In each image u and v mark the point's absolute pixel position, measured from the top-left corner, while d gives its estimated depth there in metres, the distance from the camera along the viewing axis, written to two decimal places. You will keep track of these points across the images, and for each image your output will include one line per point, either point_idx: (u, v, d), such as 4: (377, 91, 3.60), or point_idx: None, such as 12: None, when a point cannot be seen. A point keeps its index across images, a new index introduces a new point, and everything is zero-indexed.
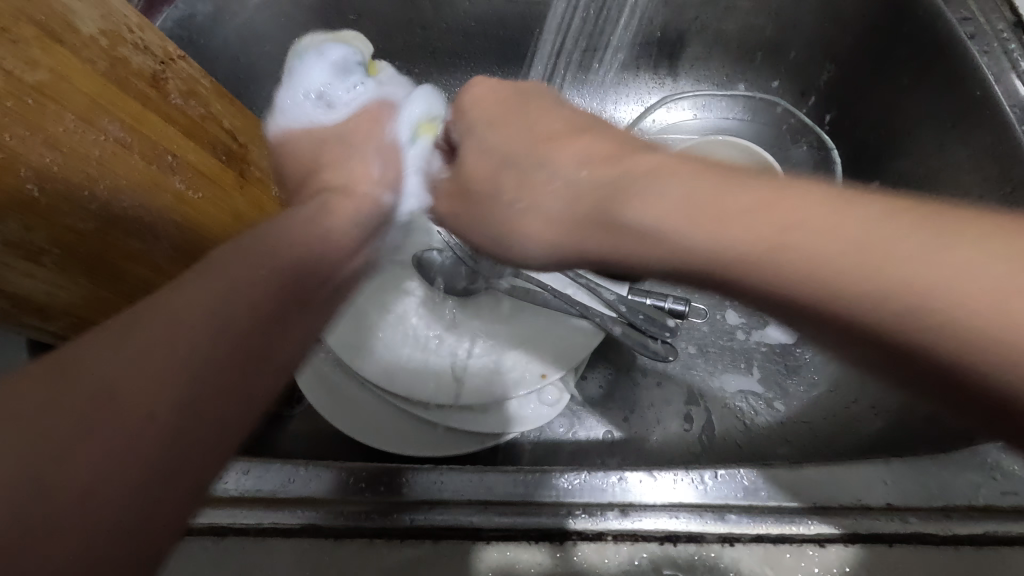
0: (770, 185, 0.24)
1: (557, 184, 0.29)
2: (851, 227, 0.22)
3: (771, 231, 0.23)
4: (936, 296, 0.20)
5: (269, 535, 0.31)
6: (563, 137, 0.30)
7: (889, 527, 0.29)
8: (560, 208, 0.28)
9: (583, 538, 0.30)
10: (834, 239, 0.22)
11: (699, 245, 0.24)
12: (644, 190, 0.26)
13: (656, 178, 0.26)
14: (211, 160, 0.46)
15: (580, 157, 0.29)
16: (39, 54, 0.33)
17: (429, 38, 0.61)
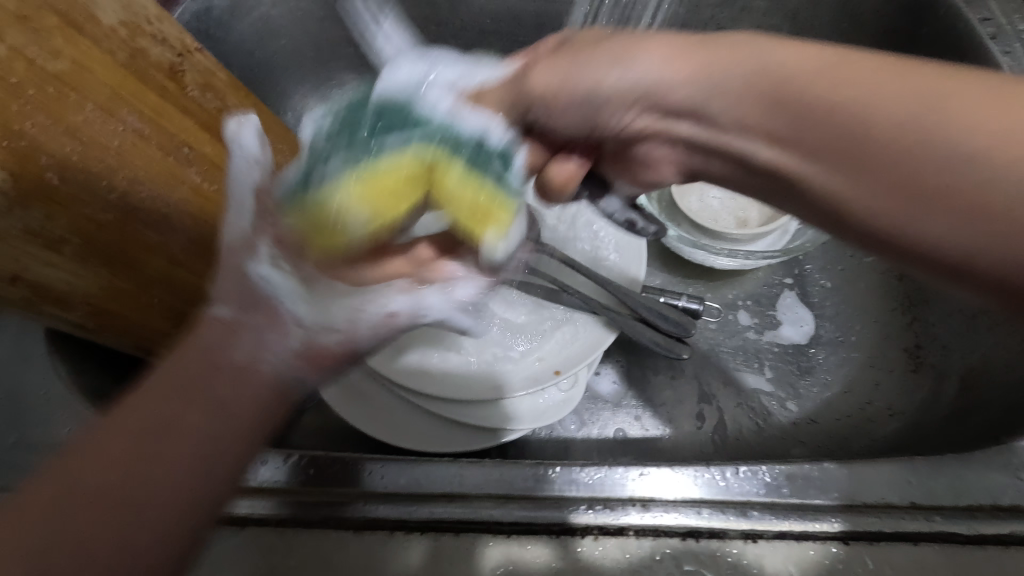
0: (902, 63, 0.26)
1: (668, 60, 0.31)
2: (970, 98, 0.24)
3: (904, 115, 0.25)
4: (963, 146, 0.24)
5: (290, 526, 0.31)
6: (667, 40, 0.31)
7: (912, 525, 0.29)
8: (741, 70, 0.28)
9: (604, 532, 0.30)
10: (969, 125, 0.23)
11: (861, 117, 0.25)
12: (754, 45, 0.28)
13: (849, 85, 0.26)
14: (226, 153, 0.47)
15: (659, 53, 0.31)
16: (61, 43, 0.33)
17: (444, 35, 0.61)
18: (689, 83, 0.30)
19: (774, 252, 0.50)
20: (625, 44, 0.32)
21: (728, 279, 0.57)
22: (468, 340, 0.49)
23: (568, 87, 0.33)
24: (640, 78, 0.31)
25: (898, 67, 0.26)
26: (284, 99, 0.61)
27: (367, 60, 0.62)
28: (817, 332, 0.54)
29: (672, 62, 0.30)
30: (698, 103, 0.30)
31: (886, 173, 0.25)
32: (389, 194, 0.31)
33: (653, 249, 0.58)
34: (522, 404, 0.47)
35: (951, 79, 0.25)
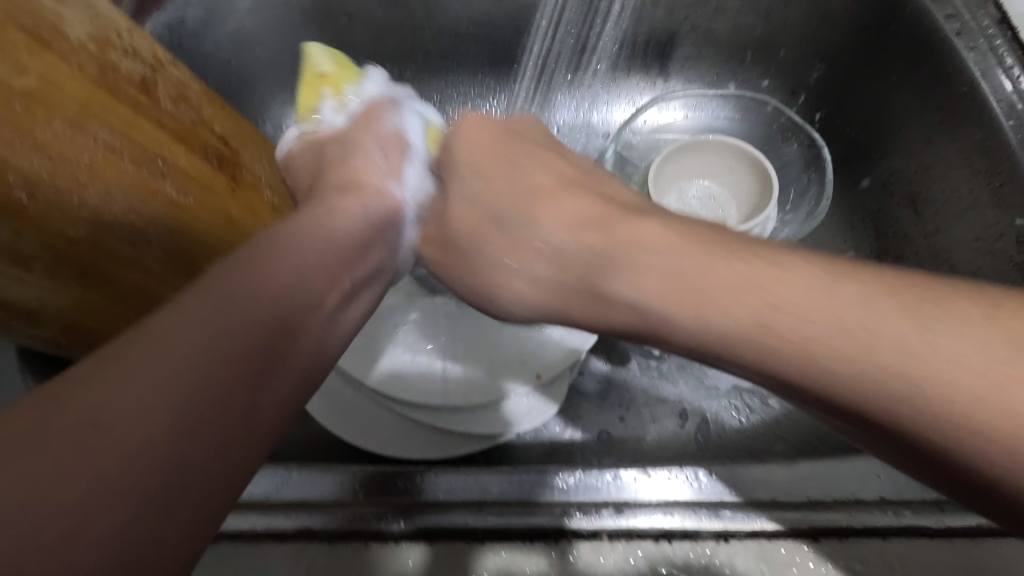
0: (713, 246, 0.27)
1: (573, 232, 0.30)
2: (849, 304, 0.23)
3: (688, 291, 0.26)
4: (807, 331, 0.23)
5: (264, 539, 0.31)
6: (558, 190, 0.32)
7: (882, 520, 0.29)
8: (570, 265, 0.30)
9: (578, 536, 0.30)
10: (835, 313, 0.23)
11: (687, 322, 0.26)
12: (634, 262, 0.28)
13: (648, 248, 0.28)
14: (203, 164, 0.46)
15: (564, 219, 0.31)
16: (27, 60, 0.33)
17: (420, 41, 0.61)
18: (544, 263, 0.31)
19: None
20: (541, 191, 0.32)
21: None
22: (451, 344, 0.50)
23: (452, 224, 0.35)
24: (544, 244, 0.31)
25: (688, 231, 0.28)
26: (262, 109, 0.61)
27: None
28: None
29: (518, 259, 0.32)
30: (604, 257, 0.29)
31: (695, 324, 0.26)
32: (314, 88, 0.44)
33: None
34: (506, 407, 0.47)
35: (763, 258, 0.26)
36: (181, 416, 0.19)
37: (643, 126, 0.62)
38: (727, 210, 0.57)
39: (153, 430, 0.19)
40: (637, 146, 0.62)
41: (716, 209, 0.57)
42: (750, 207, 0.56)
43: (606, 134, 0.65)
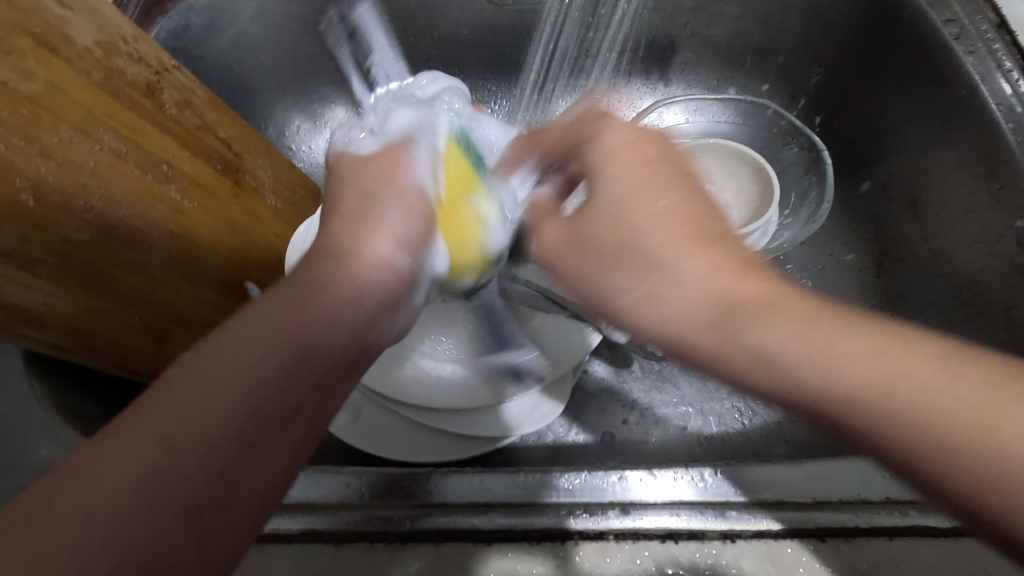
0: (891, 339, 0.22)
1: (788, 338, 0.24)
2: (964, 384, 0.21)
3: (870, 372, 0.22)
4: (915, 414, 0.21)
5: (267, 541, 0.30)
6: (695, 234, 0.28)
7: (888, 520, 0.29)
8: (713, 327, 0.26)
9: (584, 537, 0.30)
10: (957, 394, 0.21)
11: (829, 386, 0.22)
12: (767, 324, 0.24)
13: (768, 318, 0.24)
14: (207, 169, 0.47)
15: (702, 264, 0.27)
16: (34, 65, 0.33)
17: (422, 47, 0.62)
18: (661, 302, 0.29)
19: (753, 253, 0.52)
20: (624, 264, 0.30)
21: None
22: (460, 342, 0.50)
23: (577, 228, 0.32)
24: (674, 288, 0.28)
25: (809, 304, 0.24)
26: (265, 114, 0.62)
27: None
28: None
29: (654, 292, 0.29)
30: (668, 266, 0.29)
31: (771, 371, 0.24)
32: None
33: None
34: (513, 409, 0.47)
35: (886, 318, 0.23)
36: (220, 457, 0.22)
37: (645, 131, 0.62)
38: None
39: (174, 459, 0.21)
40: None
41: None
42: None
43: None
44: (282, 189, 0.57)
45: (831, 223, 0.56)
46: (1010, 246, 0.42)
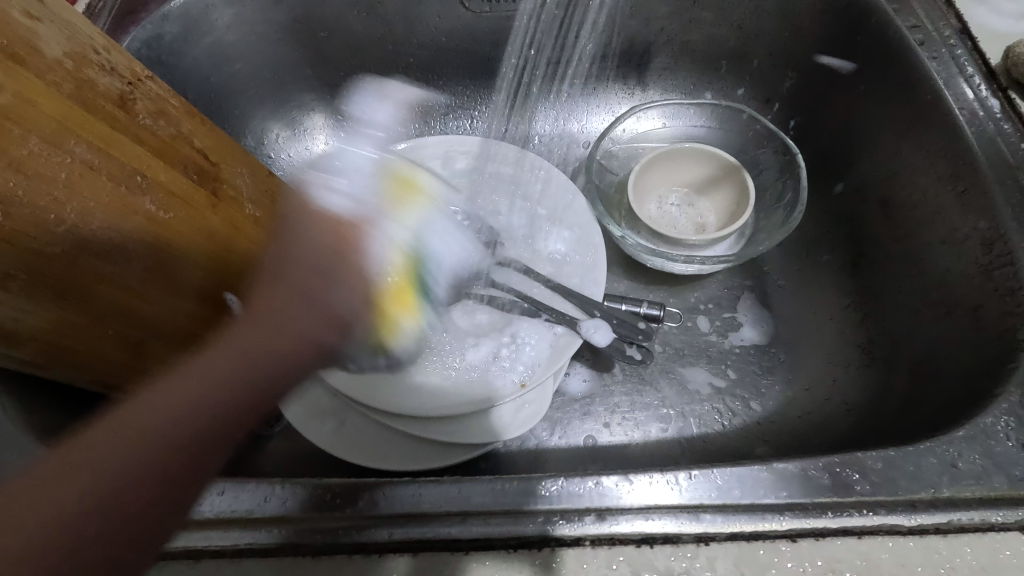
0: None
1: None
2: None
3: None
4: None
5: (244, 555, 0.31)
6: None
7: (856, 519, 0.30)
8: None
9: (561, 544, 0.30)
10: None
11: None
12: None
13: None
14: (184, 180, 0.44)
15: None
16: (4, 79, 0.33)
17: (400, 54, 0.61)
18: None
19: (729, 257, 0.52)
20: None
21: (690, 283, 0.58)
22: (441, 347, 0.50)
23: None
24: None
25: None
26: (244, 122, 0.61)
27: (325, 80, 0.63)
28: (777, 331, 0.55)
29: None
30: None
31: None
32: None
33: (615, 258, 0.59)
34: (495, 415, 0.47)
35: None
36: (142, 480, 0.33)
37: (624, 135, 0.63)
38: (706, 217, 0.58)
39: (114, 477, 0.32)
40: (617, 155, 0.62)
41: (694, 215, 0.58)
42: (727, 213, 0.57)
43: (586, 143, 0.66)
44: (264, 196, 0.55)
45: (806, 225, 0.57)
46: (975, 246, 0.42)
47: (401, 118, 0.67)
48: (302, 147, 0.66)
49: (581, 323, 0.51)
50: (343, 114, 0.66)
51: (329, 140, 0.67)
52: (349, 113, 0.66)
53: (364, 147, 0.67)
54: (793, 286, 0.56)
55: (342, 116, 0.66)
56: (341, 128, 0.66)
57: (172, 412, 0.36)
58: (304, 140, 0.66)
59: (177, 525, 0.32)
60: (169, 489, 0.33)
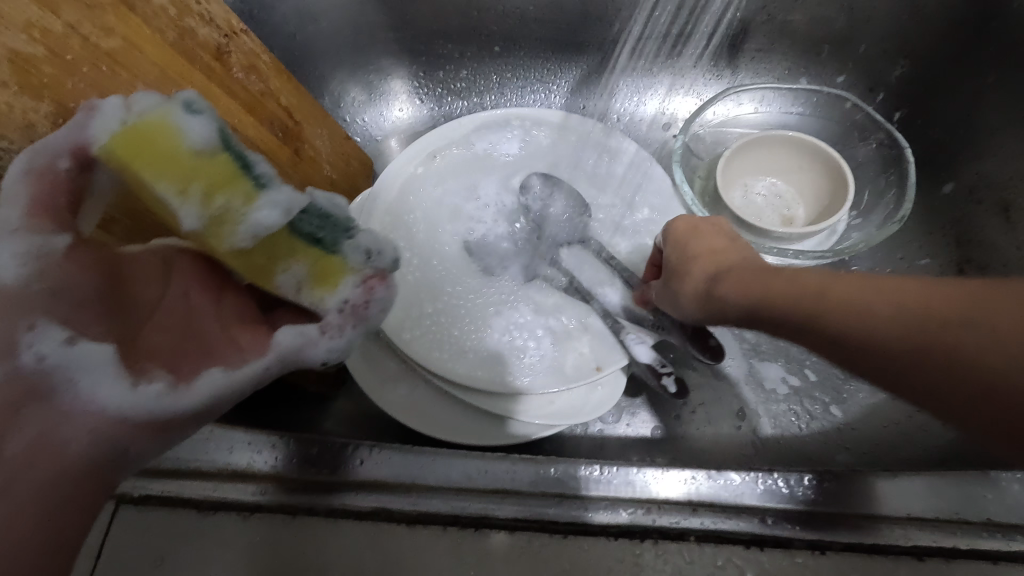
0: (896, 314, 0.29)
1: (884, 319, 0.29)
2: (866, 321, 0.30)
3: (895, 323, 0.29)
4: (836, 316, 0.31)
5: (338, 517, 0.30)
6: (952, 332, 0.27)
7: (992, 543, 0.29)
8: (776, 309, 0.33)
9: (664, 537, 0.29)
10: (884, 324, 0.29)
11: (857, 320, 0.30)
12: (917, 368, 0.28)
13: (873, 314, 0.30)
14: (268, 136, 0.46)
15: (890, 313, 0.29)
16: (114, 21, 0.32)
17: (484, 21, 0.60)
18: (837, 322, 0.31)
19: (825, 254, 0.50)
20: (836, 297, 0.31)
21: None
22: (517, 324, 0.49)
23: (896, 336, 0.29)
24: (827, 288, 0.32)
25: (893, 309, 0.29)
26: (323, 82, 0.60)
27: (405, 45, 0.62)
28: None
29: (803, 301, 0.32)
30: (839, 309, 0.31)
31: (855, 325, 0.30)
32: (155, 155, 0.25)
33: None
34: (552, 401, 0.46)
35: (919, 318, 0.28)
36: None
37: (712, 119, 0.60)
38: (794, 209, 0.55)
39: None
40: (703, 138, 0.59)
41: (783, 206, 0.55)
42: (819, 208, 0.54)
43: (668, 125, 0.63)
44: (337, 159, 0.56)
45: (905, 226, 0.54)
46: None
47: (476, 89, 0.65)
48: (376, 113, 0.65)
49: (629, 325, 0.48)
50: (420, 81, 0.65)
51: (404, 107, 0.65)
52: (426, 80, 0.65)
53: (438, 116, 0.66)
54: None
55: (418, 83, 0.65)
56: (416, 95, 0.65)
57: None
58: (379, 106, 0.64)
59: (207, 479, 0.31)
60: (207, 438, 0.32)
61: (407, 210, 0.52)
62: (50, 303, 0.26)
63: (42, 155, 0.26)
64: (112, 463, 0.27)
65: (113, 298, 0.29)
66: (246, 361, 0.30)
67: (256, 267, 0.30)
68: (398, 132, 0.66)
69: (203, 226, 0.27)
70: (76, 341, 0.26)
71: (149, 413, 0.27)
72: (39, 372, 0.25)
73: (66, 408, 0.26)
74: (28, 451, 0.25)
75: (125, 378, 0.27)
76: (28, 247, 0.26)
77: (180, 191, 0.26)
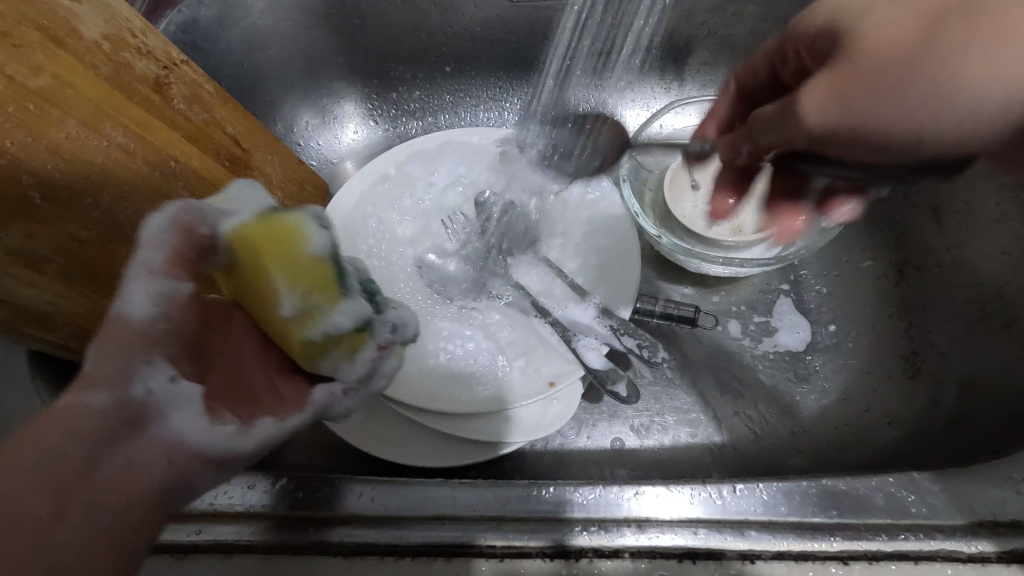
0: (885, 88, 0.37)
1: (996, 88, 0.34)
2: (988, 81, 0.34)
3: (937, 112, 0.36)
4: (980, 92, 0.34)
5: (276, 553, 0.30)
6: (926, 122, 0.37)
7: (912, 544, 0.29)
8: (864, 99, 0.38)
9: (599, 555, 0.29)
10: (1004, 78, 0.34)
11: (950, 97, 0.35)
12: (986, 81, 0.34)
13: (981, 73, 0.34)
14: (215, 166, 0.43)
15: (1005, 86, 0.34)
16: (42, 59, 0.31)
17: (434, 43, 0.60)
18: (922, 98, 0.36)
19: (770, 259, 0.50)
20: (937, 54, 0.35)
21: (722, 285, 0.56)
22: (453, 336, 0.49)
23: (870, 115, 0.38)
24: (875, 34, 0.37)
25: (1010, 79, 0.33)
26: (274, 109, 0.61)
27: (357, 68, 0.62)
28: (814, 338, 0.53)
29: (905, 82, 0.36)
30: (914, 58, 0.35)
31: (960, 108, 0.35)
32: (275, 243, 0.27)
33: (649, 257, 0.58)
34: (508, 419, 0.46)
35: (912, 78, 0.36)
36: None
37: (660, 131, 0.61)
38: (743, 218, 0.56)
39: None
40: (652, 151, 0.60)
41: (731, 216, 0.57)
42: None
43: None
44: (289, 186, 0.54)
45: (848, 230, 0.55)
46: None
47: (431, 109, 0.65)
48: (331, 136, 0.65)
49: (577, 339, 0.49)
50: (373, 104, 0.65)
51: (358, 130, 0.65)
52: (380, 102, 0.65)
53: (393, 137, 0.66)
54: (832, 291, 0.54)
55: (372, 105, 0.65)
56: (371, 117, 0.65)
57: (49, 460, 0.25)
58: (333, 129, 0.64)
59: (193, 521, 0.31)
60: None
61: (357, 235, 0.51)
62: (158, 342, 0.29)
63: (189, 216, 0.29)
64: (177, 497, 0.28)
65: (195, 344, 0.31)
66: (288, 415, 0.31)
67: (297, 349, 0.29)
68: (354, 155, 0.66)
69: (294, 316, 0.28)
70: (177, 380, 0.28)
71: (217, 451, 0.28)
72: (143, 403, 0.27)
73: (154, 437, 0.27)
74: (114, 472, 0.26)
75: (204, 416, 0.28)
76: (162, 290, 0.29)
77: (290, 285, 0.27)
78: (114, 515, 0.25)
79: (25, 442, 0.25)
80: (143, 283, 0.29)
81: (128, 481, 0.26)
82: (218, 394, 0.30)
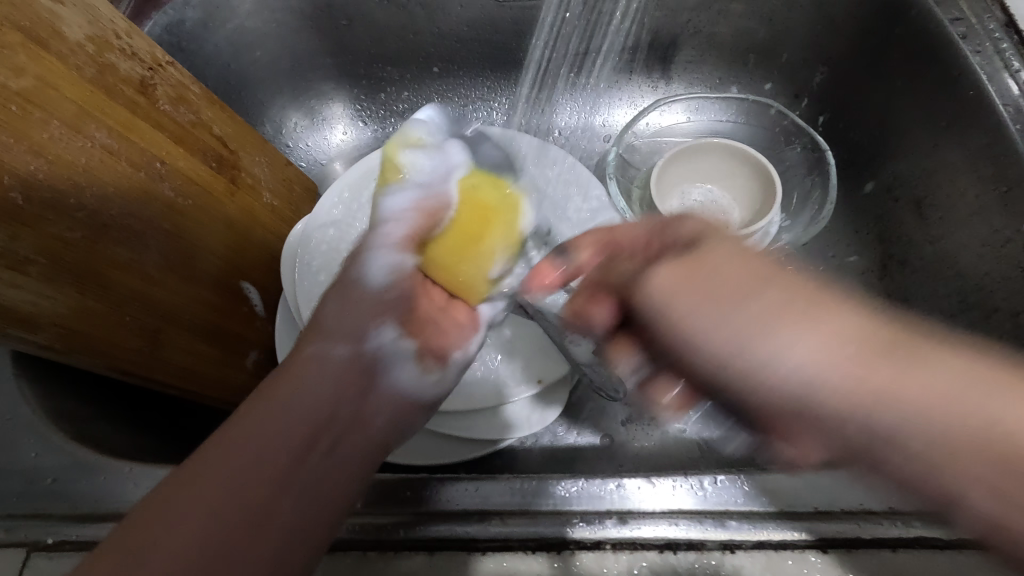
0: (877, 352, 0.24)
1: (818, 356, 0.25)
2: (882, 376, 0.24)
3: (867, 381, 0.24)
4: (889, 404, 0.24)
5: None
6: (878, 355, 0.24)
7: (892, 531, 0.29)
8: (702, 285, 0.27)
9: (581, 547, 0.29)
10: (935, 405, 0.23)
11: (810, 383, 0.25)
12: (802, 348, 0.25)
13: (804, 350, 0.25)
14: (202, 167, 0.42)
15: (815, 355, 0.25)
16: (25, 60, 0.31)
17: (421, 43, 0.61)
18: (731, 333, 0.27)
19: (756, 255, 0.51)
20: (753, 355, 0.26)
21: None
22: None
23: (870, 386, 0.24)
24: (698, 343, 0.28)
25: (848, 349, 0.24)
26: (262, 110, 0.61)
27: (344, 69, 0.62)
28: None
29: (722, 308, 0.27)
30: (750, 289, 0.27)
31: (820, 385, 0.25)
32: (472, 233, 0.38)
33: None
34: (497, 417, 0.46)
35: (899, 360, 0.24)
36: (231, 542, 0.25)
37: (647, 130, 0.61)
38: (730, 214, 0.57)
39: (240, 503, 0.26)
40: (639, 149, 0.61)
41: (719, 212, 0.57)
42: (754, 212, 0.56)
43: (607, 138, 0.65)
44: (278, 187, 0.53)
45: (834, 225, 0.56)
46: (1016, 249, 0.42)
47: (419, 110, 0.66)
48: (320, 137, 0.65)
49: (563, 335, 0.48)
50: (362, 104, 0.65)
51: (347, 130, 0.66)
52: (368, 103, 0.65)
53: (382, 138, 0.66)
54: None
55: (360, 106, 0.65)
56: (359, 118, 0.65)
57: (309, 400, 0.29)
58: (322, 130, 0.65)
59: None
60: None
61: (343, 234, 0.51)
62: (389, 307, 0.34)
63: (431, 202, 0.38)
64: (383, 447, 0.32)
65: (418, 314, 0.36)
66: (463, 343, 0.38)
67: (473, 288, 0.39)
68: (343, 155, 0.66)
69: (501, 272, 0.40)
70: (401, 339, 0.34)
71: (418, 395, 0.34)
72: (375, 354, 0.32)
73: (382, 386, 0.32)
74: (350, 418, 0.31)
75: (417, 366, 0.35)
76: (400, 263, 0.35)
77: (505, 252, 0.40)
78: (357, 452, 0.30)
79: (282, 391, 0.29)
80: (385, 252, 0.35)
81: (359, 429, 0.31)
82: (431, 337, 0.36)
